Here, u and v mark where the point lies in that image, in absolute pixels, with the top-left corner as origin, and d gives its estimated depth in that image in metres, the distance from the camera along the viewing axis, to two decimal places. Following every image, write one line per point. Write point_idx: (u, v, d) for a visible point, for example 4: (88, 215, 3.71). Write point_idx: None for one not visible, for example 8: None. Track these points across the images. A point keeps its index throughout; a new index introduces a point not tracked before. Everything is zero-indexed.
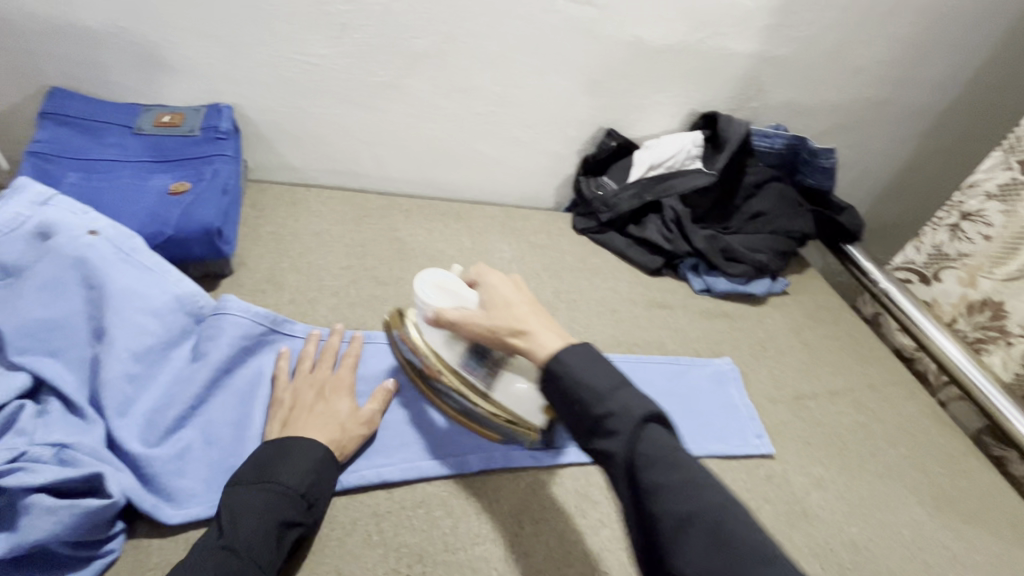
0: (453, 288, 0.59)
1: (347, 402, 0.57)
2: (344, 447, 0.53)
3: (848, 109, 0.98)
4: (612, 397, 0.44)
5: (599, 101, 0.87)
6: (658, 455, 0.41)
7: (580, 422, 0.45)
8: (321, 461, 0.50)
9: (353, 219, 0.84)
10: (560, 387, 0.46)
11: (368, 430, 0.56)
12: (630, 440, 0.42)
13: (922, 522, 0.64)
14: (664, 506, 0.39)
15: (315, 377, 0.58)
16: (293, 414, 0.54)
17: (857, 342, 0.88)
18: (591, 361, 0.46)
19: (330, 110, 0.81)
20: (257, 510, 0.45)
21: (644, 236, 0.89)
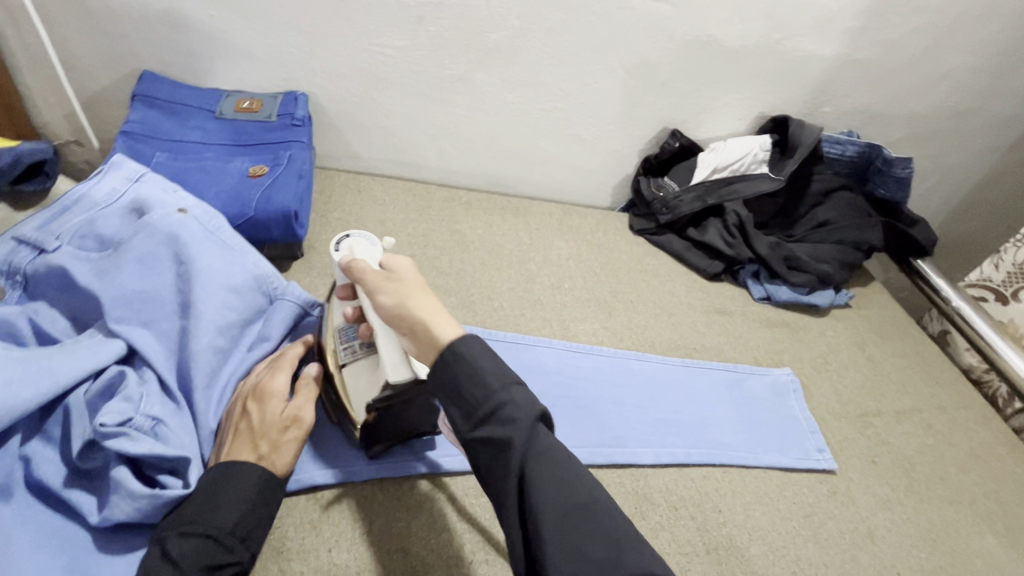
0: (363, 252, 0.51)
1: (273, 404, 0.49)
2: (278, 460, 0.47)
3: (927, 118, 0.93)
4: (512, 388, 0.40)
5: (667, 101, 0.85)
6: (547, 449, 0.39)
7: (468, 418, 0.40)
8: (249, 494, 0.44)
9: (415, 209, 0.85)
10: (448, 368, 0.41)
11: (300, 430, 0.50)
12: (527, 434, 0.39)
13: (996, 554, 0.61)
14: (543, 498, 0.38)
15: (247, 385, 0.52)
16: (223, 440, 0.49)
17: (926, 362, 0.84)
18: (490, 356, 0.41)
19: (399, 101, 0.82)
20: (171, 557, 0.40)
21: (704, 240, 0.87)
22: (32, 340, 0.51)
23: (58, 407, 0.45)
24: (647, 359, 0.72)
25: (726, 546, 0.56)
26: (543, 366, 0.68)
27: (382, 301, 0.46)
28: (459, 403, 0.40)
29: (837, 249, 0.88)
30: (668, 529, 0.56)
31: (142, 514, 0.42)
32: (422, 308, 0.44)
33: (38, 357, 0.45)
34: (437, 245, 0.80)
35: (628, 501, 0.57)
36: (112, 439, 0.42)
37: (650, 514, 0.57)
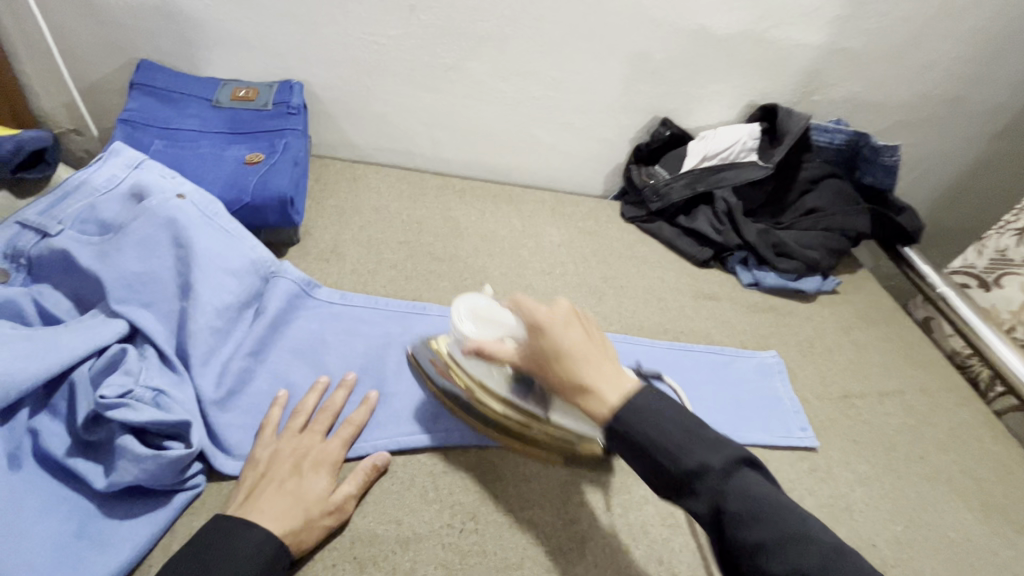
0: (492, 316, 0.54)
1: (324, 482, 0.49)
2: (303, 541, 0.45)
3: (915, 107, 0.95)
4: (692, 453, 0.39)
5: (657, 89, 0.87)
6: (750, 510, 0.37)
7: (659, 481, 0.40)
8: (256, 566, 0.41)
9: (410, 197, 0.87)
10: (627, 442, 0.41)
11: (333, 521, 0.48)
12: (717, 498, 0.38)
13: (971, 527, 0.63)
14: (766, 568, 0.36)
15: (300, 441, 0.51)
16: (259, 487, 0.47)
17: (908, 346, 0.86)
18: (661, 414, 0.41)
19: (393, 91, 0.84)
20: None
21: (694, 227, 0.89)
22: (37, 320, 0.52)
23: (63, 380, 0.47)
24: (636, 342, 0.74)
25: None
26: None
27: (550, 374, 0.45)
28: (644, 464, 0.40)
29: (825, 236, 0.90)
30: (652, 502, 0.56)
31: (146, 475, 0.44)
32: (594, 368, 0.43)
33: (43, 336, 0.47)
34: (431, 231, 0.82)
35: (616, 476, 0.58)
36: (114, 409, 0.44)
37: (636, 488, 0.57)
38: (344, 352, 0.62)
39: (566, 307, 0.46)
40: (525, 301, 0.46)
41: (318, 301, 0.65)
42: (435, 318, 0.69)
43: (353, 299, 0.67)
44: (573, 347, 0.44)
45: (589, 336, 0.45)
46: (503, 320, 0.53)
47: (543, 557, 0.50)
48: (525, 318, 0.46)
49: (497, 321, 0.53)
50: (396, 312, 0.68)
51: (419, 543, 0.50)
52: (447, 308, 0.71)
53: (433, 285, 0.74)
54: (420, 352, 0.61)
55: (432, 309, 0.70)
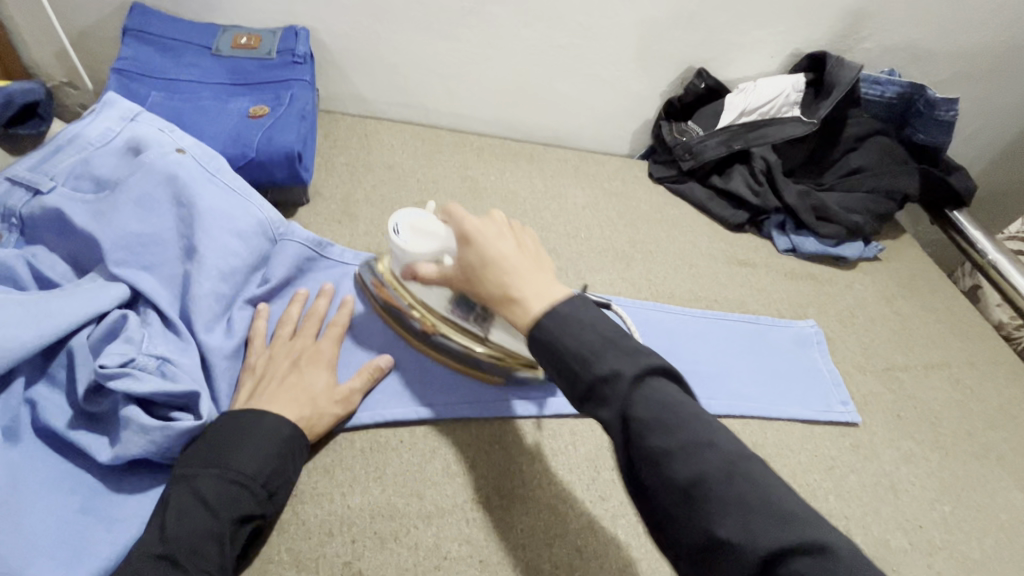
0: (430, 230, 0.50)
1: (325, 376, 0.50)
2: (316, 425, 0.47)
3: (977, 55, 0.87)
4: (606, 358, 0.37)
5: (692, 36, 0.80)
6: (658, 418, 0.35)
7: (571, 390, 0.38)
8: (282, 443, 0.44)
9: (425, 154, 0.81)
10: (545, 346, 0.39)
11: (342, 410, 0.50)
12: (624, 406, 0.36)
13: (1022, 508, 0.59)
14: (668, 476, 0.35)
15: (293, 344, 0.52)
16: (261, 385, 0.48)
17: (955, 317, 0.81)
18: (577, 322, 0.39)
19: (407, 39, 0.77)
20: (202, 505, 0.39)
21: (728, 188, 0.83)
22: (32, 284, 0.48)
23: (60, 349, 0.44)
24: (667, 310, 0.69)
25: None
26: None
27: (482, 291, 0.45)
28: (562, 375, 0.39)
29: (870, 199, 0.83)
30: None
31: (155, 447, 0.41)
32: (525, 277, 0.43)
33: (37, 300, 0.43)
34: (447, 191, 0.77)
35: None
36: (117, 380, 0.41)
37: None
38: (360, 319, 0.58)
39: (501, 222, 0.46)
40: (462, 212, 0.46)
41: (330, 263, 0.61)
42: None
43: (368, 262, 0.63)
44: (505, 251, 0.44)
45: (522, 248, 0.45)
46: (440, 237, 0.50)
47: (573, 536, 0.47)
48: (461, 228, 0.46)
49: (435, 235, 0.50)
50: None
51: (442, 518, 0.47)
52: None
53: None
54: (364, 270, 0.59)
55: None
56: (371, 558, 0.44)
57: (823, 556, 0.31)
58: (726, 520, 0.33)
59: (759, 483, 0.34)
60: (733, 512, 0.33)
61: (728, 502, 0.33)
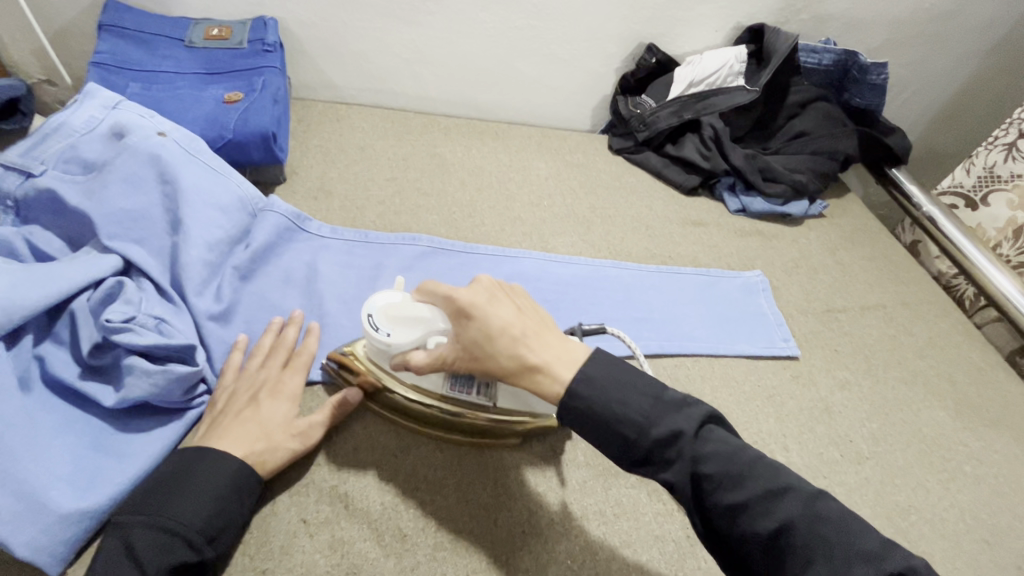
0: (405, 312, 0.48)
1: (285, 407, 0.49)
2: (269, 462, 0.46)
3: (906, 23, 0.93)
4: (661, 420, 0.40)
5: (640, 14, 0.85)
6: (725, 472, 0.39)
7: (629, 454, 0.41)
8: (223, 487, 0.42)
9: (395, 135, 0.86)
10: (596, 420, 0.41)
11: (300, 444, 0.48)
12: (691, 463, 0.40)
13: (943, 423, 0.66)
14: (747, 526, 0.38)
15: (255, 376, 0.51)
16: (218, 420, 0.47)
17: (891, 263, 0.88)
18: (621, 383, 0.42)
19: (371, 25, 0.82)
20: (135, 555, 0.38)
21: (681, 155, 0.89)
22: (31, 257, 0.53)
23: (63, 311, 0.48)
24: (624, 267, 0.75)
25: None
26: (524, 275, 0.70)
27: (493, 363, 0.44)
28: (617, 441, 0.41)
29: (812, 160, 0.90)
30: None
31: (157, 390, 0.46)
32: (537, 343, 0.44)
33: (41, 268, 0.48)
34: (417, 167, 0.81)
35: None
36: (119, 333, 0.46)
37: None
38: (339, 283, 0.63)
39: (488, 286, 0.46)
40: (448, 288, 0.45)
41: (308, 235, 0.66)
42: (424, 249, 0.69)
43: (345, 233, 0.68)
44: (507, 321, 0.44)
45: (521, 311, 0.45)
46: (420, 316, 0.48)
47: (537, 458, 0.53)
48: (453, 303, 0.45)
49: (414, 319, 0.48)
50: (384, 244, 0.68)
51: (418, 449, 0.52)
52: (437, 238, 0.70)
53: (421, 218, 0.74)
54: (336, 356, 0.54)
55: (423, 240, 0.69)
56: (354, 482, 0.49)
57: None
58: (812, 561, 0.37)
59: (831, 518, 0.38)
60: (815, 553, 0.37)
61: (806, 545, 0.37)
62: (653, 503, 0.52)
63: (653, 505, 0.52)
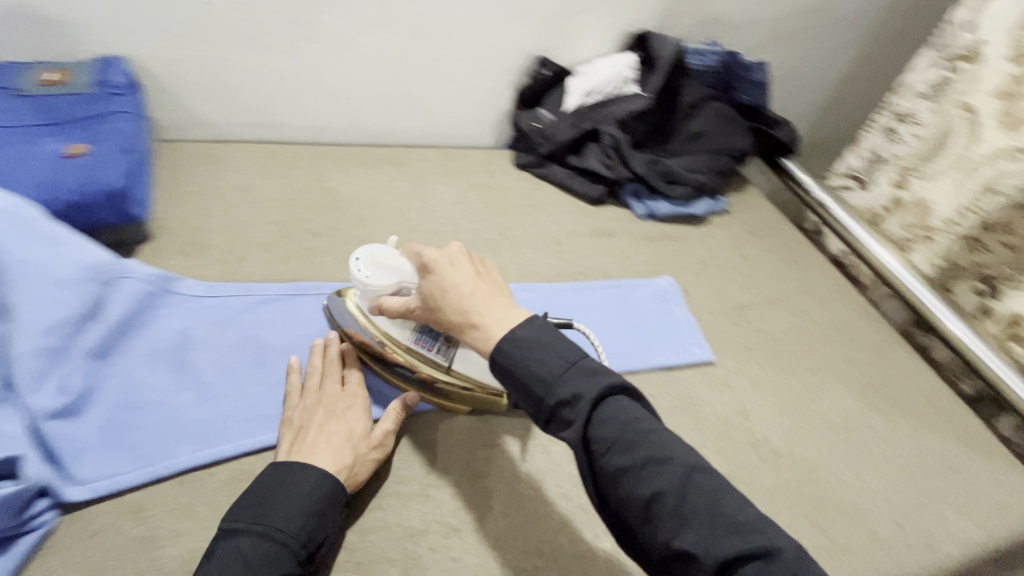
0: (390, 262, 0.54)
1: (361, 420, 0.52)
2: (357, 475, 0.49)
3: (781, 21, 0.97)
4: (565, 382, 0.43)
5: (527, 27, 0.84)
6: (618, 437, 0.41)
7: (536, 413, 0.43)
8: (321, 501, 0.44)
9: (280, 172, 0.79)
10: (511, 376, 0.44)
11: (378, 455, 0.51)
12: (585, 427, 0.42)
13: (850, 407, 0.69)
14: (628, 490, 0.40)
15: (320, 394, 0.52)
16: (302, 437, 0.49)
17: (792, 253, 0.91)
18: (540, 348, 0.44)
19: (240, 58, 0.75)
20: (247, 563, 0.40)
21: (584, 166, 0.88)
22: None
23: None
24: (536, 290, 0.73)
25: None
26: None
27: (442, 317, 0.49)
28: (526, 397, 0.44)
29: (710, 158, 0.92)
30: (558, 444, 0.58)
31: None
32: (482, 305, 0.47)
33: None
34: (307, 206, 0.75)
35: (518, 427, 0.58)
36: None
37: (539, 434, 0.58)
38: (217, 348, 0.57)
39: (457, 250, 0.50)
40: (421, 249, 0.51)
41: (179, 297, 0.59)
42: (315, 298, 0.64)
43: (225, 289, 0.62)
44: (464, 281, 0.48)
45: (478, 276, 0.49)
46: (400, 268, 0.54)
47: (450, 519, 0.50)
48: (422, 263, 0.51)
49: (393, 269, 0.54)
50: (271, 298, 0.62)
51: None
52: (330, 285, 0.66)
53: (313, 262, 0.68)
54: (333, 302, 0.60)
55: (311, 288, 0.64)
56: None
57: (763, 559, 0.37)
58: (683, 526, 0.38)
59: (707, 491, 0.40)
60: (684, 517, 0.39)
61: (678, 509, 0.39)
62: (575, 547, 0.52)
63: (575, 549, 0.52)
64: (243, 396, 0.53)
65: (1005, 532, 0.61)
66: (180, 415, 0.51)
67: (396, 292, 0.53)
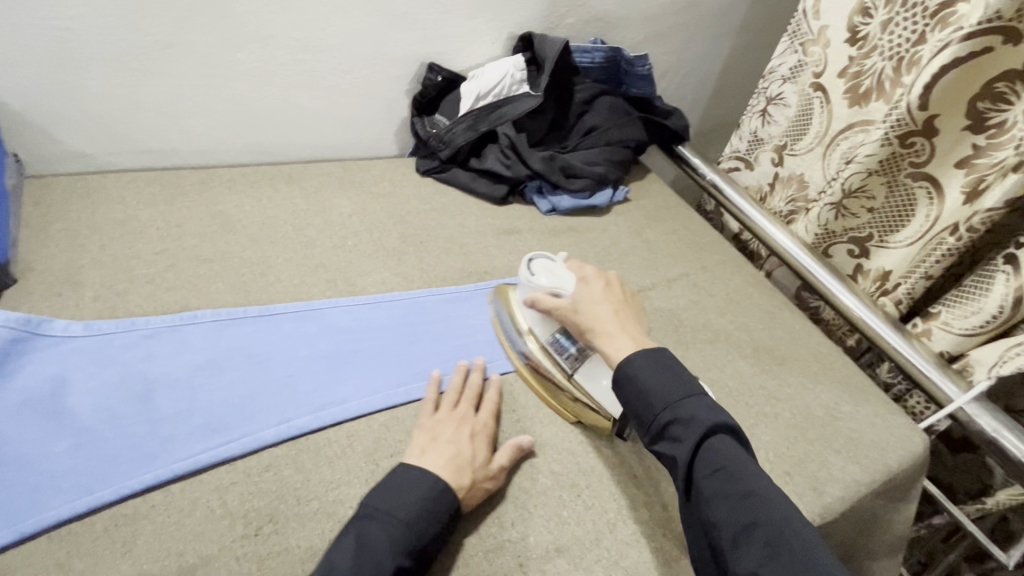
0: (558, 271, 0.65)
1: (484, 449, 0.55)
2: (467, 498, 0.51)
3: (659, 16, 1.03)
4: (681, 407, 0.51)
5: (413, 35, 0.84)
6: (723, 466, 0.47)
7: (648, 428, 0.52)
8: (447, 504, 0.49)
9: (165, 199, 0.76)
10: (632, 390, 0.53)
11: (491, 484, 0.54)
12: (691, 445, 0.48)
13: (744, 372, 0.74)
14: (721, 512, 0.45)
15: (454, 412, 0.58)
16: (432, 446, 0.54)
17: (690, 233, 0.96)
18: (663, 376, 0.53)
19: (107, 84, 0.71)
20: (371, 545, 0.45)
21: (485, 167, 0.90)
22: None
23: None
24: (441, 293, 0.74)
25: (522, 438, 0.61)
26: (331, 328, 0.66)
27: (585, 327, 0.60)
28: (642, 410, 0.53)
29: (608, 150, 0.96)
30: None
31: None
32: (623, 324, 0.59)
33: None
34: (196, 231, 0.73)
35: None
36: None
37: None
38: (95, 390, 0.54)
39: (613, 278, 0.65)
40: (590, 271, 0.64)
41: (47, 341, 0.56)
42: (209, 324, 0.62)
43: (102, 326, 0.59)
44: (609, 305, 0.61)
45: (620, 302, 0.62)
46: (563, 277, 0.64)
47: None
48: (582, 279, 0.63)
49: (559, 277, 0.64)
50: (157, 330, 0.60)
51: (208, 566, 0.45)
52: (223, 309, 0.64)
53: (202, 288, 0.66)
54: (501, 306, 0.71)
55: (203, 315, 0.62)
56: None
57: None
58: (770, 558, 0.42)
59: (801, 538, 0.43)
60: (775, 553, 0.42)
61: (769, 542, 0.43)
62: (484, 541, 0.52)
63: (484, 543, 0.52)
64: (125, 435, 0.51)
65: (883, 468, 0.68)
66: (52, 464, 0.48)
67: (553, 295, 0.63)
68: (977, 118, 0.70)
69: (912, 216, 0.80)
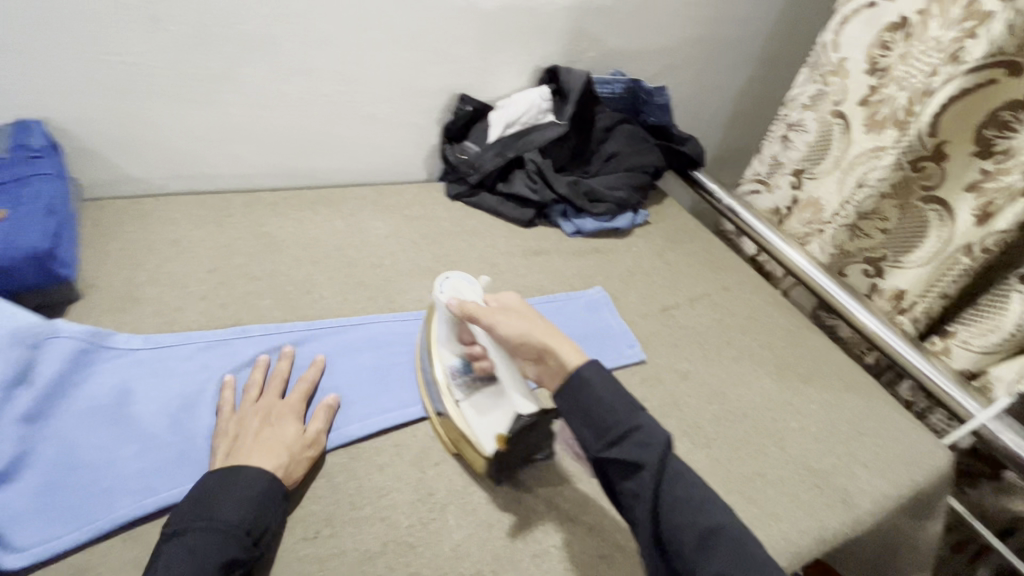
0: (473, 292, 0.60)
1: (292, 425, 0.55)
2: (292, 472, 0.52)
3: (674, 50, 1.08)
4: (638, 415, 0.50)
5: (446, 69, 0.90)
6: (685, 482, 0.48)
7: (603, 437, 0.49)
8: (258, 492, 0.47)
9: (214, 221, 0.80)
10: (587, 401, 0.50)
11: (315, 452, 0.55)
12: (656, 458, 0.48)
13: (770, 388, 0.76)
14: (684, 522, 0.46)
15: (256, 406, 0.56)
16: (238, 442, 0.52)
17: (708, 254, 1.00)
18: (612, 385, 0.51)
19: (164, 114, 0.76)
20: (190, 550, 0.43)
21: (513, 191, 0.94)
22: None
23: None
24: None
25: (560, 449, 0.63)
26: (373, 342, 0.69)
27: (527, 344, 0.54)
28: (592, 417, 0.50)
29: (627, 176, 1.00)
30: None
31: None
32: (557, 339, 0.54)
33: None
34: (244, 251, 0.77)
35: None
36: None
37: None
38: (157, 399, 0.57)
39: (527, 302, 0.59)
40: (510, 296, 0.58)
41: (112, 352, 0.59)
42: (258, 339, 0.65)
43: (162, 338, 0.62)
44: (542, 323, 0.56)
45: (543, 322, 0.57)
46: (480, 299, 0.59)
47: (404, 535, 0.52)
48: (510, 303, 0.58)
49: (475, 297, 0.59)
50: (212, 343, 0.63)
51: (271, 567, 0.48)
52: (271, 325, 0.67)
53: (252, 305, 0.70)
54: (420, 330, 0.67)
55: (253, 330, 0.66)
56: None
57: None
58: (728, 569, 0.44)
59: (751, 551, 0.46)
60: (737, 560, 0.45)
61: (733, 550, 0.45)
62: (527, 546, 0.54)
63: (527, 549, 0.54)
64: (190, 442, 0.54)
65: (908, 482, 0.69)
66: (122, 468, 0.51)
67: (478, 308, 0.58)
68: (984, 145, 0.74)
69: (924, 237, 0.83)
